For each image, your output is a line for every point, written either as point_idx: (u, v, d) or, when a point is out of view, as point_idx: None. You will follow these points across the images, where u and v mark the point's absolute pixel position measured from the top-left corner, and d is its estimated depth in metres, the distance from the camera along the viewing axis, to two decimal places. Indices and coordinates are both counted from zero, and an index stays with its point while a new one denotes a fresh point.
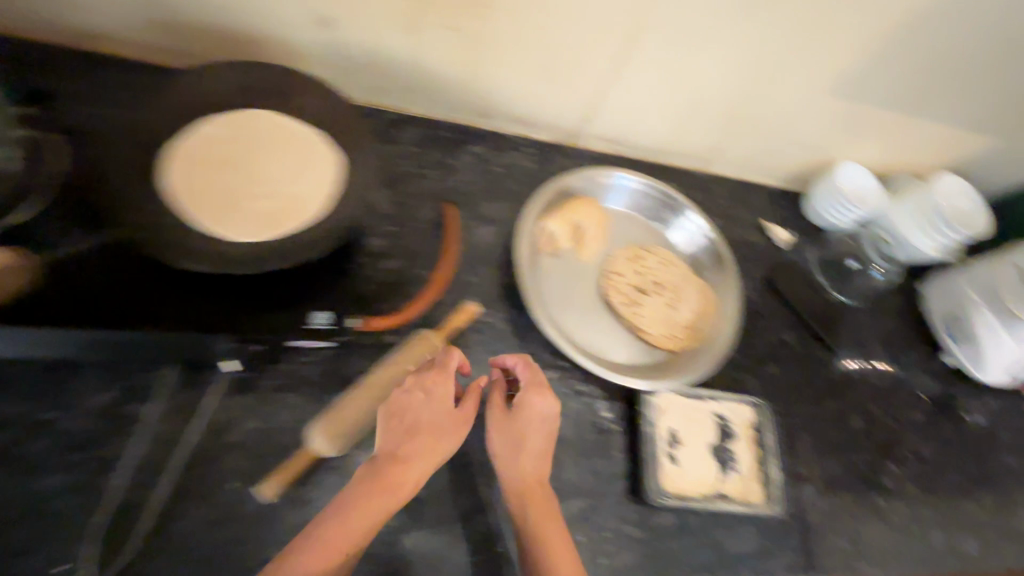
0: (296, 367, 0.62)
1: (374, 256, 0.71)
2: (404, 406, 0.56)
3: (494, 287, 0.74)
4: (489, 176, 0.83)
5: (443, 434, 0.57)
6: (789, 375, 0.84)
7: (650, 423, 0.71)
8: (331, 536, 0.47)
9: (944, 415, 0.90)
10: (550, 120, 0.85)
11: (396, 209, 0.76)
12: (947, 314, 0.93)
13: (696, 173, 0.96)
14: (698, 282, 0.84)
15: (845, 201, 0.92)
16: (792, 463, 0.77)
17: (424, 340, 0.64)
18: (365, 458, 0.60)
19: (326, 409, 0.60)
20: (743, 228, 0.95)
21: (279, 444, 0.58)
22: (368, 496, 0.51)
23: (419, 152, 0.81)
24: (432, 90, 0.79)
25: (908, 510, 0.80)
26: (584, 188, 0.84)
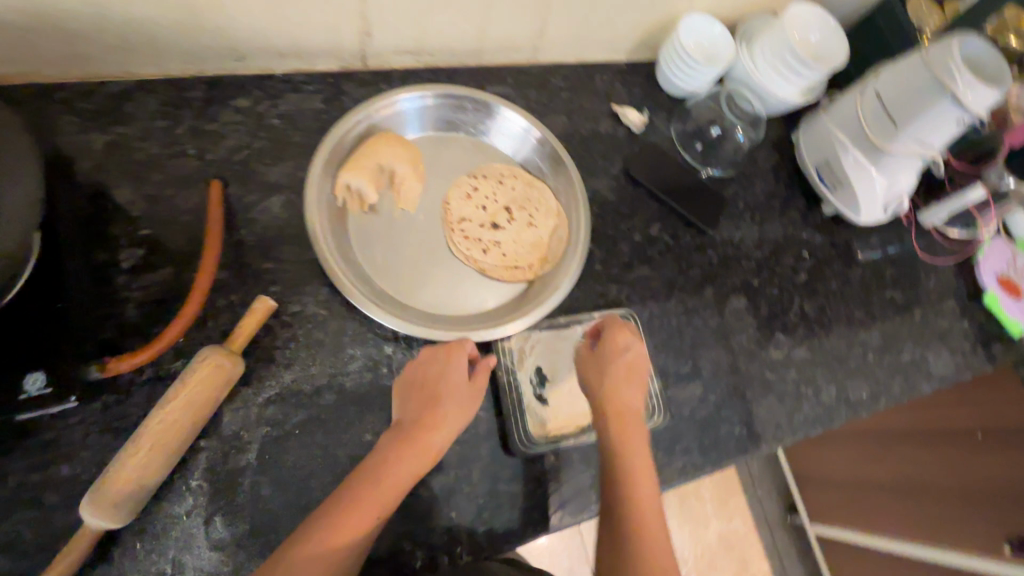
0: (56, 434, 0.51)
1: (132, 271, 0.58)
2: (430, 376, 0.58)
3: (297, 267, 0.63)
4: (265, 133, 0.68)
5: (454, 390, 0.57)
6: (662, 272, 0.77)
7: (509, 370, 0.64)
8: (347, 508, 0.48)
9: (829, 267, 0.87)
10: (321, 43, 0.69)
11: (150, 204, 0.61)
12: (820, 161, 0.87)
13: (526, 67, 0.83)
14: (541, 195, 0.74)
15: (693, 61, 0.81)
16: (674, 364, 0.73)
17: (204, 354, 0.53)
18: (174, 510, 0.52)
19: (101, 474, 0.48)
20: (591, 119, 0.83)
21: (57, 529, 0.49)
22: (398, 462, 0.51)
23: (165, 124, 0.65)
24: (146, 42, 0.61)
25: (799, 375, 0.78)
26: (373, 123, 0.70)
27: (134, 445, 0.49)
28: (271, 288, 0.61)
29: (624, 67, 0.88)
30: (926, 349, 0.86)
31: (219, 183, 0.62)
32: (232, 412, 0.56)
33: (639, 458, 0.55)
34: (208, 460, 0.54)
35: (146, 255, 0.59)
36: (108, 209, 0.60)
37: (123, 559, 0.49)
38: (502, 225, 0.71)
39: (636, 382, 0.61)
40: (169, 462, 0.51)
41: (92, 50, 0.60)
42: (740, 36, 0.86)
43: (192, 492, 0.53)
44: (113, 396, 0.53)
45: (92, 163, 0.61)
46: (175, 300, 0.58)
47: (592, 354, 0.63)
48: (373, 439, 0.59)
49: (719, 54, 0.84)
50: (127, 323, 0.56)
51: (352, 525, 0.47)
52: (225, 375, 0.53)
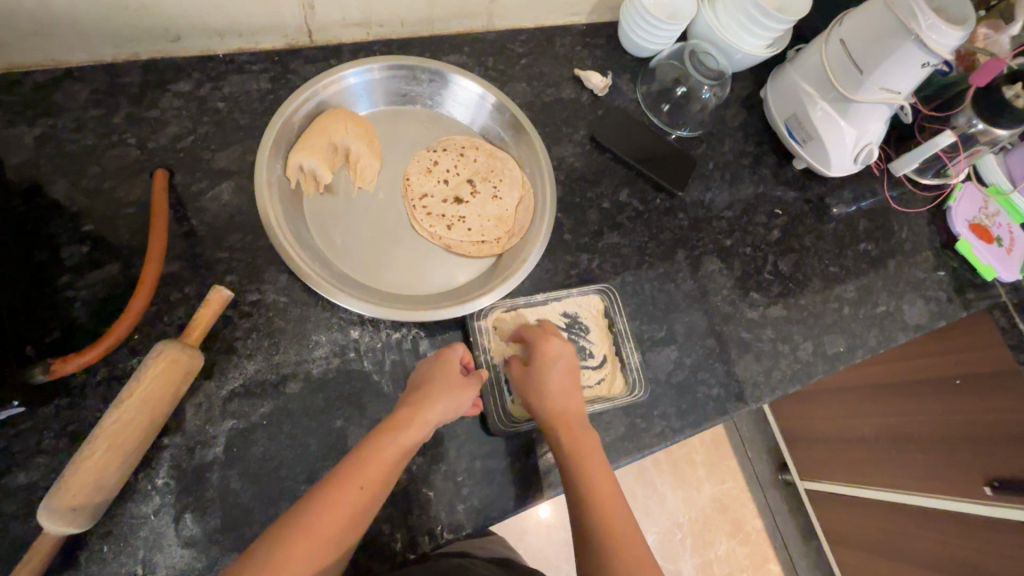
0: (7, 442, 0.49)
1: (77, 269, 0.55)
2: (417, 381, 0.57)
3: (253, 255, 0.61)
4: (209, 117, 0.65)
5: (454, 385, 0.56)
6: (633, 238, 0.76)
7: (487, 351, 0.63)
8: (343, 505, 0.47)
9: (802, 224, 0.86)
10: (260, 19, 0.65)
11: (91, 198, 0.58)
12: (788, 116, 0.85)
13: (482, 34, 0.80)
14: (505, 166, 0.72)
15: (654, 19, 0.79)
16: (649, 330, 0.72)
17: (159, 349, 0.51)
18: (140, 510, 0.50)
19: (57, 480, 0.47)
20: (553, 86, 0.81)
21: (17, 539, 0.47)
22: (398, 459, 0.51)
23: (100, 113, 0.61)
24: (69, 25, 0.58)
25: (776, 333, 0.78)
26: (322, 100, 0.67)
27: (92, 449, 0.47)
28: (226, 278, 0.59)
29: (585, 30, 0.86)
30: (901, 299, 0.86)
31: (163, 172, 0.59)
32: (194, 407, 0.54)
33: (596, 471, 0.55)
34: (172, 458, 0.52)
35: (91, 252, 0.56)
36: (45, 206, 0.57)
37: (90, 564, 0.48)
38: (465, 198, 0.69)
39: (575, 387, 0.60)
40: (128, 463, 0.49)
41: (10, 38, 0.56)
42: None
43: (158, 491, 0.51)
44: (66, 400, 0.51)
45: (24, 158, 0.58)
46: (125, 297, 0.56)
47: (525, 372, 0.60)
48: (345, 425, 0.58)
49: (680, 12, 0.82)
50: (75, 324, 0.54)
51: (344, 516, 0.47)
52: (184, 369, 0.52)
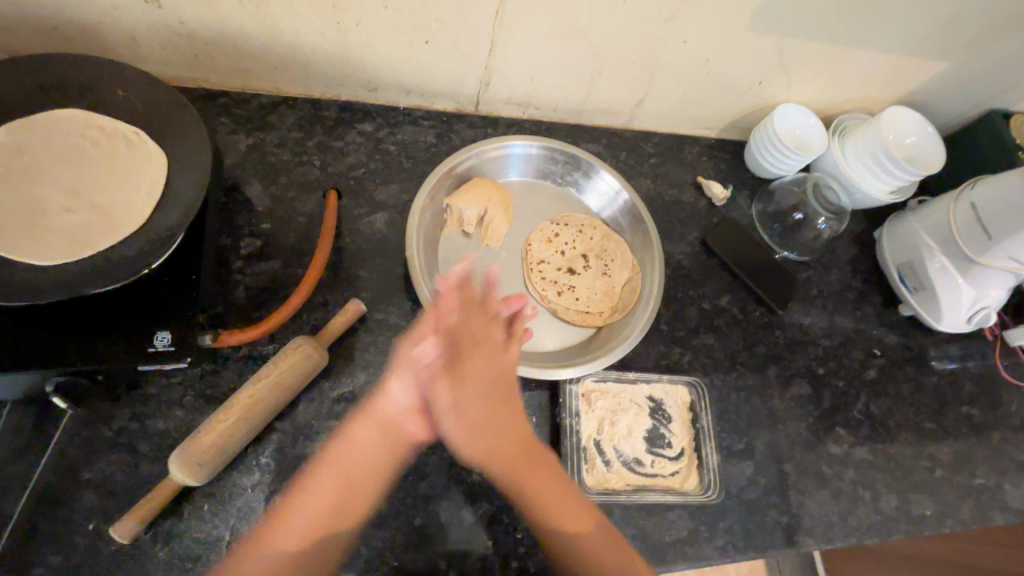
0: (159, 391, 0.57)
1: (247, 259, 0.65)
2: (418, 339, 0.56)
3: (388, 280, 0.68)
4: (381, 156, 0.75)
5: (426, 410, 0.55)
6: (726, 343, 0.78)
7: (576, 418, 0.66)
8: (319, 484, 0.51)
9: (902, 371, 0.84)
10: (444, 87, 0.76)
11: (273, 203, 0.69)
12: (903, 261, 0.86)
13: (620, 131, 0.88)
14: (620, 250, 0.77)
15: (785, 148, 0.84)
16: (728, 438, 0.72)
17: (295, 342, 0.58)
18: (242, 482, 0.56)
19: (191, 434, 0.53)
20: (675, 187, 0.87)
21: (142, 476, 0.54)
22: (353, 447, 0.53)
23: (299, 136, 0.73)
24: (301, 66, 0.70)
25: (858, 477, 0.75)
26: (480, 162, 0.76)
27: (223, 416, 0.53)
28: (362, 295, 0.67)
29: (713, 143, 0.92)
30: (1002, 476, 0.80)
31: (336, 194, 0.69)
32: (308, 401, 0.60)
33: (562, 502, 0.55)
34: (278, 442, 0.58)
35: (262, 247, 0.66)
36: (239, 202, 0.68)
37: (190, 518, 0.53)
38: (578, 271, 0.75)
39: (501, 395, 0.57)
40: (245, 436, 0.54)
41: (256, 67, 0.70)
42: (834, 129, 0.88)
43: (260, 468, 0.56)
44: (209, 366, 0.59)
45: (234, 160, 0.70)
46: (278, 291, 0.64)
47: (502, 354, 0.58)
48: (429, 454, 0.62)
49: (811, 145, 0.86)
50: (235, 304, 0.62)
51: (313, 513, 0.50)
52: (312, 364, 0.58)
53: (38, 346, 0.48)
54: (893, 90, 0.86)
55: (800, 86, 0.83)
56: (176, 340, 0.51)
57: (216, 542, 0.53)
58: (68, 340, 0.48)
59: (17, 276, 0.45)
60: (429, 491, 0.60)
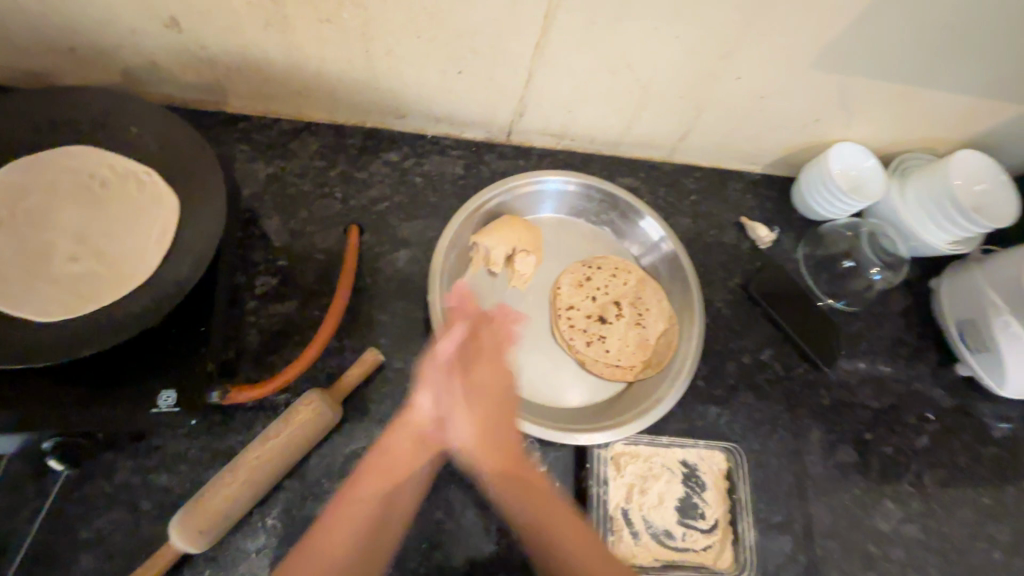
0: (164, 442, 0.54)
1: (261, 298, 0.61)
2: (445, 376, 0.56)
3: (408, 325, 0.64)
4: (405, 189, 0.71)
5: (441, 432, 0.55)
6: (767, 402, 0.72)
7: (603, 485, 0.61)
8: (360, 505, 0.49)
9: (957, 438, 0.77)
10: (477, 116, 0.72)
11: (291, 238, 0.65)
12: (964, 317, 0.79)
13: (660, 164, 0.83)
14: (657, 295, 0.72)
15: (839, 191, 0.77)
16: (766, 510, 0.66)
17: (307, 395, 0.55)
18: (245, 546, 0.52)
19: (196, 494, 0.50)
20: (716, 227, 0.81)
21: (142, 538, 0.50)
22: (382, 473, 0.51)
23: (321, 165, 0.69)
24: (326, 93, 0.66)
25: (907, 557, 0.69)
26: (512, 197, 0.71)
27: (228, 478, 0.50)
28: (380, 341, 0.63)
29: (759, 180, 0.86)
30: None
31: (357, 230, 0.64)
32: (319, 456, 0.57)
33: (570, 533, 0.50)
34: (286, 502, 0.54)
35: (277, 285, 0.62)
36: (256, 235, 0.64)
37: None
38: (610, 319, 0.69)
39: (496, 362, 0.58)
40: (251, 498, 0.51)
41: (278, 92, 0.66)
42: (893, 171, 0.81)
43: (265, 531, 0.53)
44: (218, 416, 0.55)
45: (252, 190, 0.66)
46: (292, 335, 0.60)
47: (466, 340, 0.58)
48: (445, 518, 0.58)
49: (868, 187, 0.78)
50: (247, 348, 0.59)
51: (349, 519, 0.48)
52: (325, 421, 0.54)
53: (35, 403, 0.45)
54: (962, 131, 0.79)
55: (860, 125, 0.76)
56: (181, 400, 0.47)
57: None
58: (66, 395, 0.45)
59: (14, 331, 0.42)
60: (444, 561, 0.56)
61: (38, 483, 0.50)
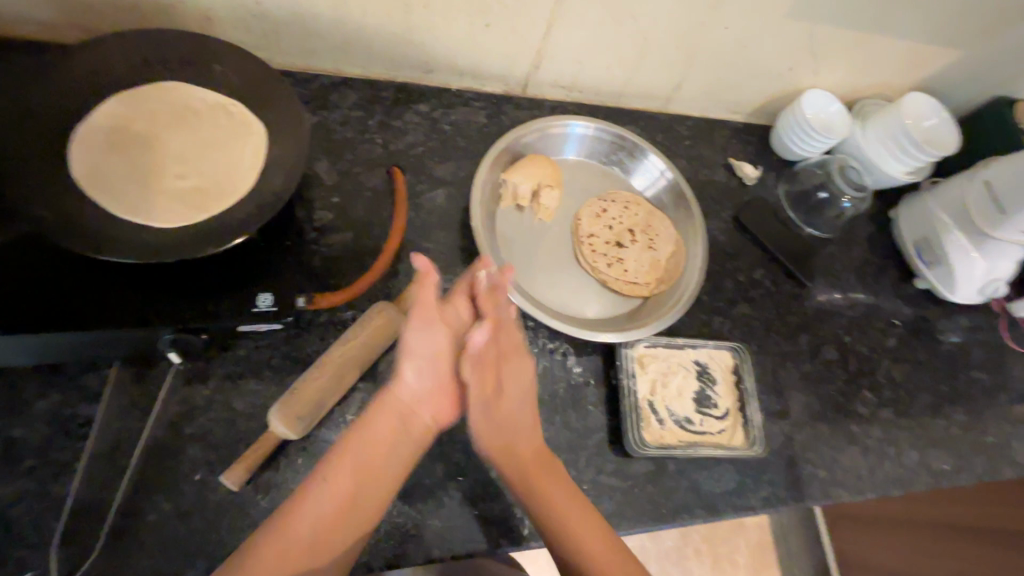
0: (248, 353, 0.60)
1: (321, 231, 0.68)
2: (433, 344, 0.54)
3: (450, 252, 0.72)
4: (437, 135, 0.78)
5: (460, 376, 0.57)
6: (762, 312, 0.83)
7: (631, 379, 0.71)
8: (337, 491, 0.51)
9: (918, 339, 0.90)
10: (497, 70, 0.80)
11: (341, 178, 0.72)
12: (920, 237, 0.92)
13: (656, 114, 0.93)
14: (663, 223, 0.82)
15: (814, 130, 0.89)
16: (767, 400, 0.77)
17: (375, 306, 0.62)
18: (331, 438, 0.59)
19: (288, 389, 0.56)
20: (708, 168, 0.92)
21: (240, 432, 0.57)
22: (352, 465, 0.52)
23: (360, 115, 0.76)
24: (364, 48, 0.73)
25: (884, 435, 0.81)
26: (535, 140, 0.80)
27: (315, 373, 0.56)
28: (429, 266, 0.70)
29: (741, 127, 0.97)
30: (1010, 434, 0.87)
31: (400, 170, 0.72)
32: (386, 362, 0.64)
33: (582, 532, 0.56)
34: (362, 400, 0.61)
35: (334, 219, 0.69)
36: (308, 177, 0.71)
37: (287, 469, 0.56)
38: (625, 244, 0.79)
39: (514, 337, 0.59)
40: (337, 394, 0.58)
41: (321, 48, 0.72)
42: (856, 114, 0.93)
43: (347, 424, 0.60)
44: (294, 330, 0.62)
45: None
46: (353, 261, 0.67)
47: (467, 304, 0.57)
48: None
49: (838, 128, 0.91)
50: (313, 272, 0.65)
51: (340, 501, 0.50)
52: (394, 327, 0.61)
53: (153, 305, 0.50)
54: (909, 76, 0.92)
55: (827, 72, 0.88)
56: (276, 301, 0.54)
57: None
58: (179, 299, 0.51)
59: (143, 237, 0.48)
60: None
61: (143, 388, 0.55)
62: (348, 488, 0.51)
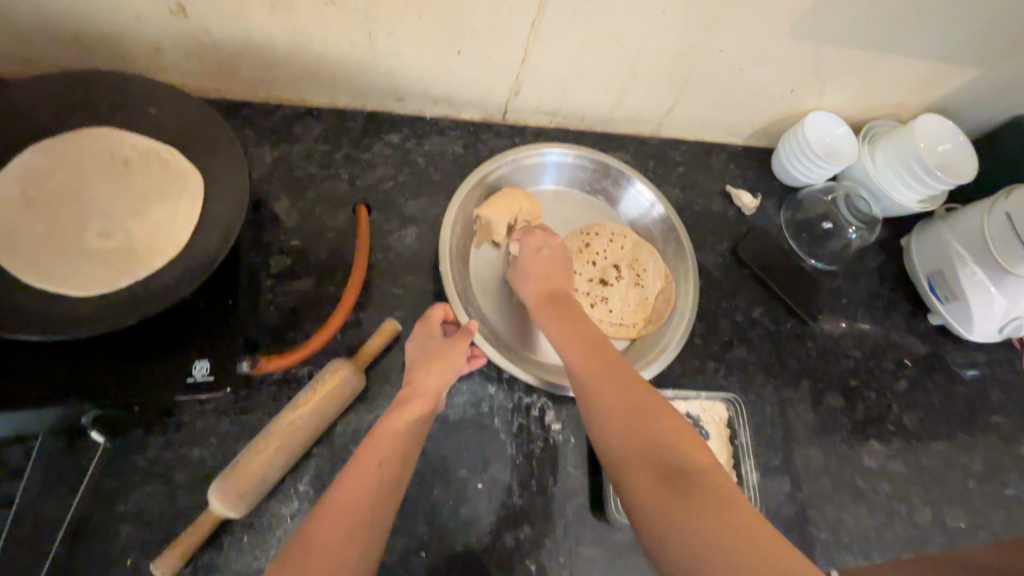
0: (192, 417, 0.55)
1: (277, 278, 0.63)
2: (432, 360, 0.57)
3: (419, 297, 0.67)
4: (408, 168, 0.73)
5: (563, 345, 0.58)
6: (759, 355, 0.77)
7: None
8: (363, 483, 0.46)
9: (932, 380, 0.84)
10: (474, 96, 0.74)
11: (302, 218, 0.67)
12: (933, 270, 0.85)
13: (648, 138, 0.87)
14: (652, 255, 0.77)
15: (817, 157, 0.82)
16: (765, 454, 0.71)
17: (331, 364, 0.57)
18: (280, 512, 0.54)
19: (230, 462, 0.51)
20: (704, 196, 0.86)
21: (180, 508, 0.52)
22: (370, 464, 0.48)
23: (325, 148, 0.71)
24: (328, 77, 0.68)
25: (893, 489, 0.74)
26: (512, 171, 0.75)
27: (261, 443, 0.51)
28: (396, 314, 0.65)
29: (740, 150, 0.91)
30: None
31: (365, 208, 0.67)
32: (345, 423, 0.59)
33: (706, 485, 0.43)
34: (316, 468, 0.56)
35: (292, 264, 0.64)
36: (266, 218, 0.66)
37: (230, 549, 0.52)
38: (610, 281, 0.73)
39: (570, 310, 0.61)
40: (285, 466, 0.53)
41: (280, 77, 0.67)
42: (863, 137, 0.87)
43: (298, 495, 0.55)
44: (244, 391, 0.57)
45: (260, 175, 0.68)
46: (312, 310, 0.62)
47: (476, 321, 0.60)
48: (469, 476, 0.61)
49: (843, 153, 0.84)
50: (267, 325, 0.60)
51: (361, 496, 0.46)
52: (351, 387, 0.56)
53: (77, 380, 0.46)
54: (921, 96, 0.85)
55: (832, 94, 0.81)
56: (213, 369, 0.49)
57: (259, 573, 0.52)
58: (106, 371, 0.47)
59: (59, 310, 0.43)
60: (472, 515, 0.59)
61: (74, 461, 0.51)
62: (380, 471, 0.48)
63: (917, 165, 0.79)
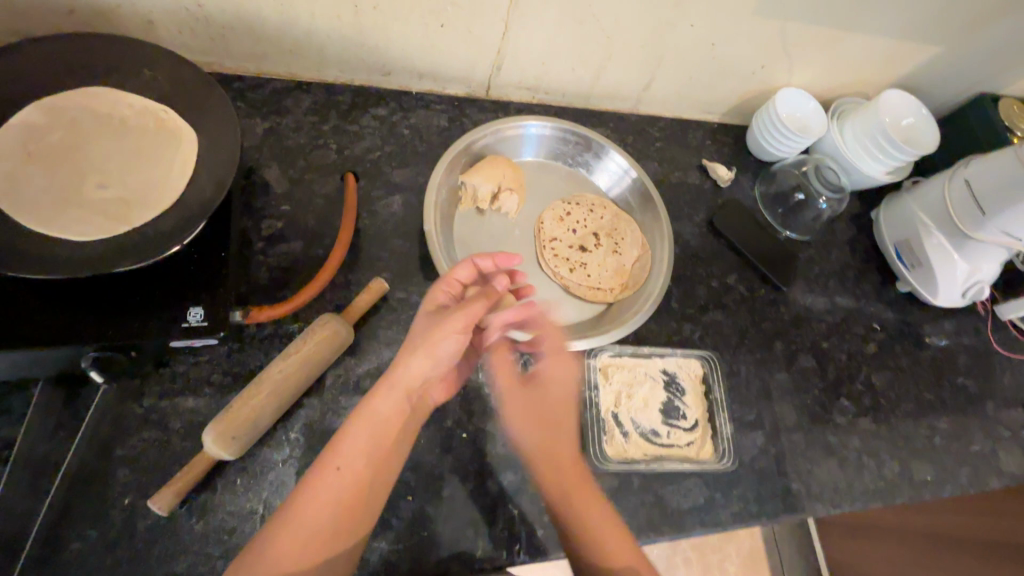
0: (187, 368, 0.57)
1: (268, 240, 0.66)
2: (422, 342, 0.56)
3: (405, 260, 0.70)
4: (395, 140, 0.76)
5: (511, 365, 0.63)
6: (734, 318, 0.80)
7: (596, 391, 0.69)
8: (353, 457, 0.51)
9: (900, 344, 0.87)
10: (457, 71, 0.77)
11: (291, 186, 0.69)
12: (899, 239, 0.89)
13: (627, 115, 0.90)
14: (628, 225, 0.80)
15: (788, 131, 0.86)
16: (739, 410, 0.74)
17: (321, 318, 0.59)
18: (272, 459, 0.56)
19: (223, 408, 0.53)
20: (681, 170, 0.89)
21: (175, 453, 0.54)
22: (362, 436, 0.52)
23: (314, 120, 0.73)
24: (316, 51, 0.71)
25: (862, 444, 0.78)
26: (495, 142, 0.78)
27: (254, 390, 0.54)
28: (383, 276, 0.68)
29: (716, 127, 0.95)
30: (996, 442, 0.84)
31: (353, 176, 0.70)
32: (334, 376, 0.61)
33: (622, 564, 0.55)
34: (307, 417, 0.59)
35: (282, 228, 0.67)
36: (257, 184, 0.68)
37: (223, 492, 0.54)
38: (589, 248, 0.77)
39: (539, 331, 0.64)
40: (276, 411, 0.55)
41: (270, 51, 0.70)
42: (833, 113, 0.90)
43: (290, 442, 0.57)
44: (237, 344, 0.59)
45: (251, 145, 0.70)
46: (301, 271, 0.65)
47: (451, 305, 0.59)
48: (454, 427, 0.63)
49: (813, 127, 0.88)
50: (258, 283, 0.63)
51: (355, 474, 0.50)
52: (340, 339, 0.59)
53: (77, 322, 0.48)
54: (887, 73, 0.89)
55: (801, 70, 0.85)
56: (208, 316, 0.51)
57: (251, 514, 0.54)
58: (106, 315, 0.49)
59: (61, 252, 0.45)
60: (456, 463, 0.62)
61: (71, 409, 0.53)
62: (365, 450, 0.51)
63: (882, 138, 0.83)
